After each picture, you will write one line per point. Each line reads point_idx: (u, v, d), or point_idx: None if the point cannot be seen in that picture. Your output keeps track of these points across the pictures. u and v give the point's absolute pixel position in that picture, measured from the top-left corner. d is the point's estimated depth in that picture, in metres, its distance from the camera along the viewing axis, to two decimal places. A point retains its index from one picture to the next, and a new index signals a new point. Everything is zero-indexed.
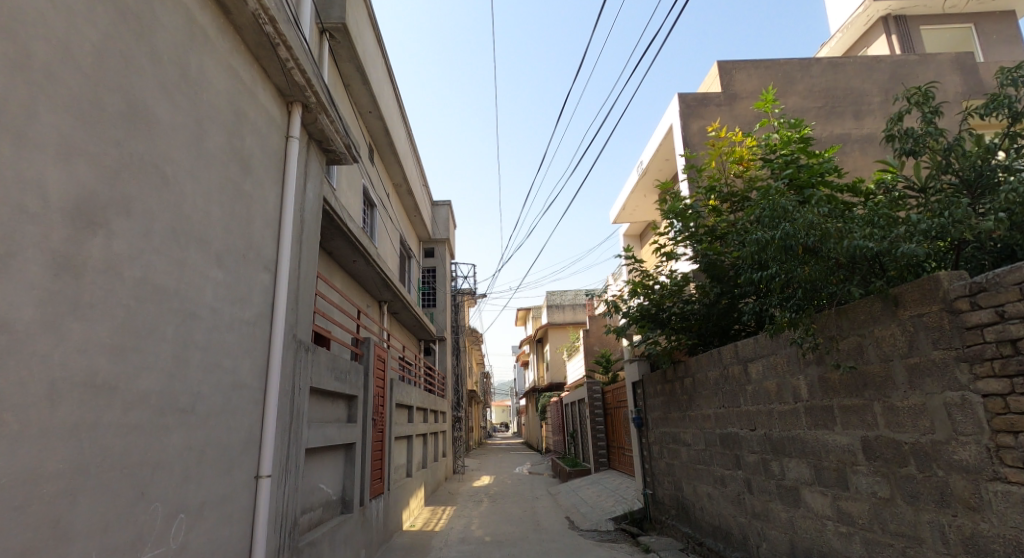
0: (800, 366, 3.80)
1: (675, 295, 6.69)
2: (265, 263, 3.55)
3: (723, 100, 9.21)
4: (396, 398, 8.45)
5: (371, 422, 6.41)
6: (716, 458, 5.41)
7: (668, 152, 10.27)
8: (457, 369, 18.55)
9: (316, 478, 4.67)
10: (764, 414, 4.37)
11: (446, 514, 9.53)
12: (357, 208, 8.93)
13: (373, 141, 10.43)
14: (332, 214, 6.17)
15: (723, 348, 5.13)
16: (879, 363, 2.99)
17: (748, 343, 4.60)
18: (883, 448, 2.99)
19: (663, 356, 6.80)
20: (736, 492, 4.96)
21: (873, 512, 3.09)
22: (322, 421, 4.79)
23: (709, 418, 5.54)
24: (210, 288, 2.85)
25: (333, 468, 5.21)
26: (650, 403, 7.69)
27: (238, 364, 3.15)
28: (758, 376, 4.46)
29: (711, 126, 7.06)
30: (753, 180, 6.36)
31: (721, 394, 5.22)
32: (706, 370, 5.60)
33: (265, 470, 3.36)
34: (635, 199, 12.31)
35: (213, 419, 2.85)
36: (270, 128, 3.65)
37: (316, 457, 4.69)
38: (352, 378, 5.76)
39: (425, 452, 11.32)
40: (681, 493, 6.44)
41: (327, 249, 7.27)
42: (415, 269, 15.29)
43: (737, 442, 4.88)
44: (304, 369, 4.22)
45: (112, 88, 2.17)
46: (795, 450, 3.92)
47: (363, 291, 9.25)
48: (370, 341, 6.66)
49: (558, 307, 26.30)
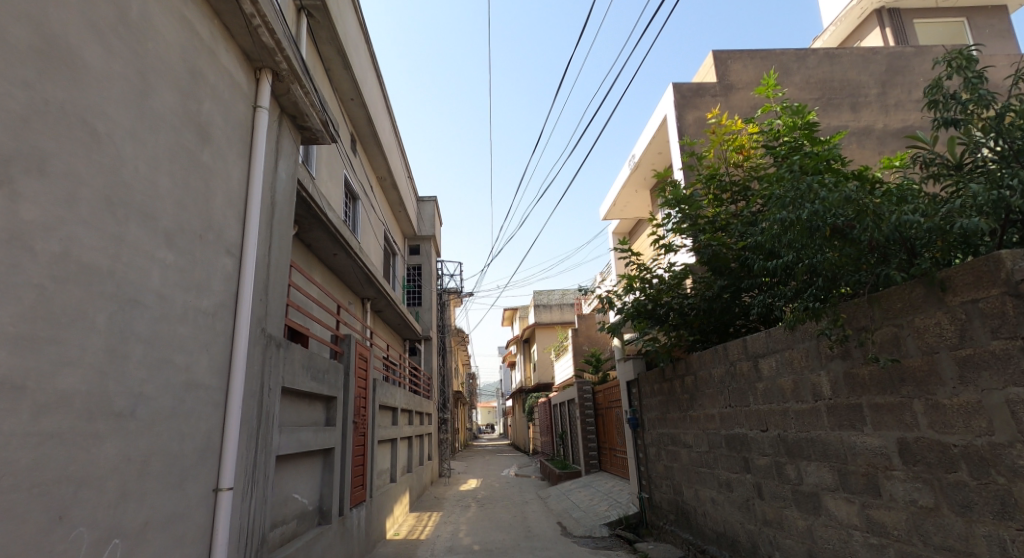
0: (821, 361, 3.48)
1: (673, 290, 6.45)
2: (227, 246, 3.13)
3: (718, 91, 8.95)
4: (380, 399, 8.02)
5: (351, 425, 5.99)
6: (721, 461, 5.09)
7: (661, 145, 9.98)
8: (443, 370, 18.15)
9: (288, 487, 4.25)
10: (777, 414, 4.05)
11: (432, 521, 9.10)
12: (337, 198, 8.49)
13: (355, 130, 9.98)
14: (310, 201, 5.78)
15: (729, 343, 4.82)
16: (920, 355, 2.67)
17: (759, 338, 4.29)
18: (924, 451, 2.67)
19: (662, 354, 6.46)
20: (743, 498, 4.64)
21: (912, 522, 2.77)
22: (296, 424, 4.37)
23: (713, 418, 5.22)
24: (157, 271, 2.44)
25: (309, 476, 4.79)
26: (647, 403, 7.37)
27: (193, 361, 2.74)
28: (771, 373, 4.14)
29: (711, 112, 6.72)
30: (755, 169, 6.12)
31: (728, 392, 4.90)
32: (710, 368, 5.28)
33: (225, 482, 2.95)
34: (627, 194, 12.01)
35: (160, 425, 2.43)
36: (234, 94, 3.24)
37: (289, 465, 4.27)
38: (331, 377, 5.33)
39: (410, 455, 10.88)
40: (681, 498, 6.12)
41: (306, 242, 6.86)
42: (400, 265, 14.84)
43: (746, 444, 4.56)
44: (275, 368, 3.81)
45: (20, 17, 1.77)
46: (814, 452, 3.60)
47: (344, 287, 8.82)
48: (350, 338, 6.25)
49: (546, 307, 25.93)
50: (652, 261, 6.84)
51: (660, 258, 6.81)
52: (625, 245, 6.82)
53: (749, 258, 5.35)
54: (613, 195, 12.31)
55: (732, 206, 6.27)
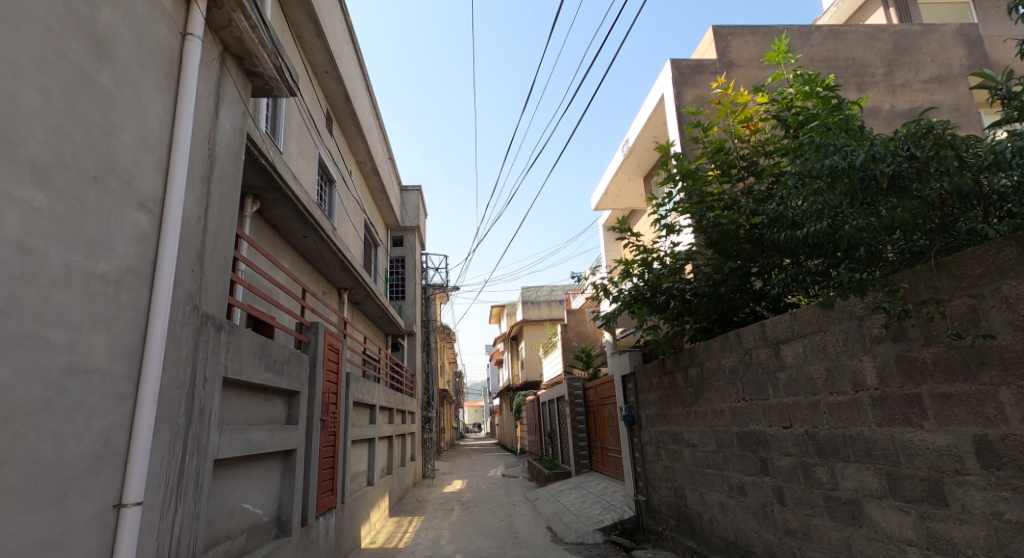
0: (865, 344, 2.93)
1: (674, 275, 5.92)
2: (142, 199, 2.51)
3: (719, 68, 8.44)
4: (355, 396, 7.38)
5: (318, 424, 5.34)
6: (731, 462, 4.55)
7: (657, 128, 9.45)
8: (428, 366, 17.49)
9: (233, 495, 3.60)
10: (804, 407, 3.51)
11: (412, 527, 8.47)
12: (308, 177, 7.84)
13: (331, 109, 9.33)
14: (271, 171, 5.13)
15: (744, 330, 4.29)
16: (1012, 332, 2.12)
17: (782, 321, 3.75)
18: (1013, 451, 2.13)
19: (663, 344, 5.91)
20: (760, 503, 4.09)
21: (993, 540, 2.23)
22: (245, 423, 3.73)
23: (723, 414, 4.67)
24: (15, 216, 1.83)
25: (262, 482, 4.15)
26: (644, 399, 6.83)
27: (83, 340, 2.12)
28: (797, 361, 3.59)
29: (716, 82, 6.16)
30: (764, 142, 5.61)
31: (741, 384, 4.36)
32: (719, 357, 4.74)
33: (130, 496, 2.32)
34: (619, 181, 11.46)
35: (18, 422, 1.82)
36: (151, 11, 2.62)
37: (234, 470, 3.64)
38: (293, 369, 4.69)
39: (391, 455, 10.26)
40: (684, 501, 5.58)
41: (271, 220, 6.20)
42: (382, 257, 14.16)
43: (763, 443, 4.01)
44: (213, 354, 3.18)
45: None
46: (854, 452, 3.05)
47: (317, 274, 8.18)
48: (318, 326, 5.62)
49: (533, 303, 25.37)
50: (652, 243, 6.31)
51: (662, 240, 6.27)
52: (623, 225, 6.27)
53: (766, 235, 4.83)
54: (605, 183, 11.80)
55: (739, 183, 5.75)
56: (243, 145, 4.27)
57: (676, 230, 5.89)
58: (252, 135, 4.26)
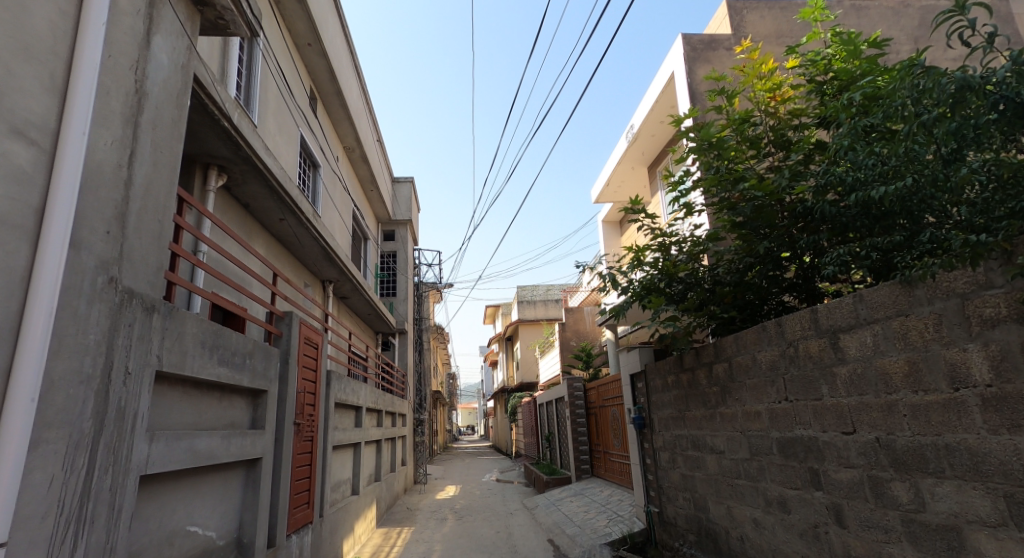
0: (969, 330, 2.31)
1: (692, 262, 5.33)
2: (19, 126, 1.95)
3: (733, 43, 7.84)
4: (338, 396, 6.69)
5: (290, 429, 4.65)
6: (769, 472, 3.92)
7: (665, 111, 8.82)
8: (421, 367, 16.77)
9: (172, 517, 2.94)
10: (874, 409, 2.87)
11: (401, 539, 7.78)
12: (287, 157, 7.15)
13: (314, 86, 8.66)
14: (237, 137, 4.45)
15: (788, 319, 3.66)
16: None
17: (843, 306, 3.11)
18: None
19: (682, 338, 5.23)
20: (808, 523, 3.46)
21: None
22: (191, 428, 3.07)
23: (759, 417, 4.03)
24: None
25: (216, 498, 3.48)
26: (657, 400, 6.18)
27: None
28: (862, 353, 2.96)
29: (740, 45, 5.40)
30: (795, 112, 4.98)
31: (783, 381, 3.73)
32: (754, 351, 4.11)
33: None
34: (622, 170, 10.83)
35: None
36: None
37: (175, 487, 2.98)
38: (257, 364, 4.00)
39: (379, 460, 9.58)
40: (706, 515, 4.94)
41: (241, 199, 5.52)
42: (372, 251, 13.46)
43: (815, 451, 3.37)
44: (143, 343, 2.53)
45: None
46: (951, 466, 2.42)
47: (296, 264, 7.49)
48: (291, 317, 4.92)
49: (529, 303, 24.70)
50: (668, 227, 5.66)
51: (678, 221, 5.64)
52: (637, 205, 5.61)
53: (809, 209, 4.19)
54: (607, 172, 11.16)
55: (766, 158, 5.11)
56: (191, 89, 3.60)
57: (693, 210, 5.26)
58: (200, 77, 3.59)
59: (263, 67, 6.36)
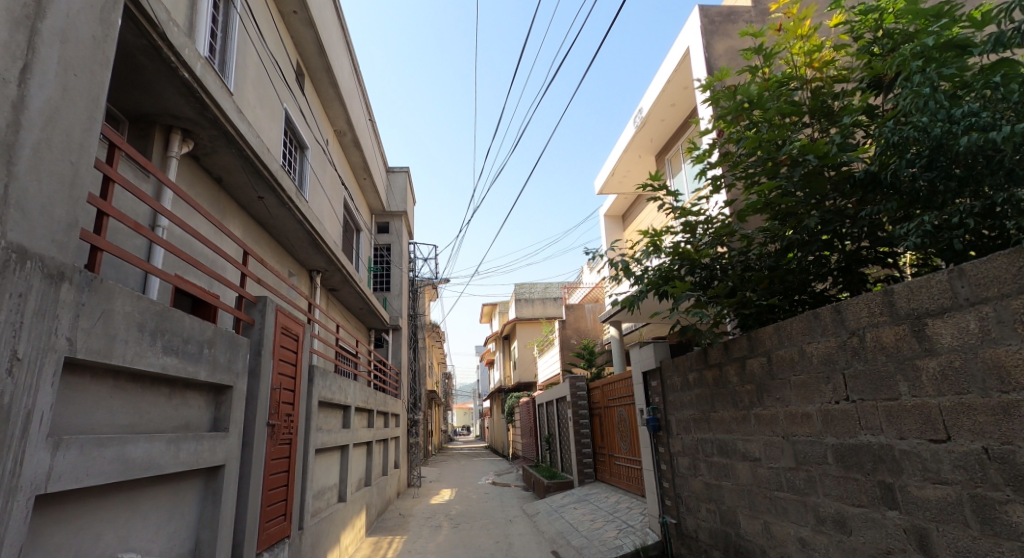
0: None
1: (716, 245, 4.75)
2: None
3: (753, 17, 7.27)
4: (323, 394, 6.06)
5: (261, 430, 4.02)
6: (821, 485, 3.32)
7: (678, 91, 8.23)
8: (415, 366, 16.11)
9: (95, 543, 2.34)
10: (980, 413, 2.29)
11: (392, 550, 7.14)
12: (268, 131, 6.49)
13: (302, 61, 8.05)
14: (200, 93, 3.82)
15: (852, 304, 3.05)
16: None
17: (929, 284, 2.52)
18: None
19: (708, 331, 4.59)
20: (878, 548, 2.87)
21: None
22: (123, 431, 2.46)
23: (809, 421, 3.44)
24: None
25: (163, 515, 2.87)
26: (674, 400, 5.59)
27: None
28: (962, 341, 2.37)
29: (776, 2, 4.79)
30: (836, 76, 4.38)
31: (842, 379, 3.13)
32: (802, 344, 3.51)
33: None
34: (627, 158, 10.23)
35: None
36: None
37: (101, 505, 2.37)
38: (220, 355, 3.39)
39: (370, 464, 8.95)
40: (737, 530, 4.35)
41: (212, 170, 4.92)
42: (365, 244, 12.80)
43: (889, 462, 2.79)
44: (43, 321, 1.92)
45: None
46: None
47: (279, 249, 6.85)
48: (265, 303, 4.26)
49: (527, 301, 24.03)
50: (691, 205, 5.04)
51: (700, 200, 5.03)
52: (655, 181, 4.99)
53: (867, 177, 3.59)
54: (612, 160, 10.59)
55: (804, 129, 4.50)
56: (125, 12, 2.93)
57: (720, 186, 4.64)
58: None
59: (240, 28, 5.72)
